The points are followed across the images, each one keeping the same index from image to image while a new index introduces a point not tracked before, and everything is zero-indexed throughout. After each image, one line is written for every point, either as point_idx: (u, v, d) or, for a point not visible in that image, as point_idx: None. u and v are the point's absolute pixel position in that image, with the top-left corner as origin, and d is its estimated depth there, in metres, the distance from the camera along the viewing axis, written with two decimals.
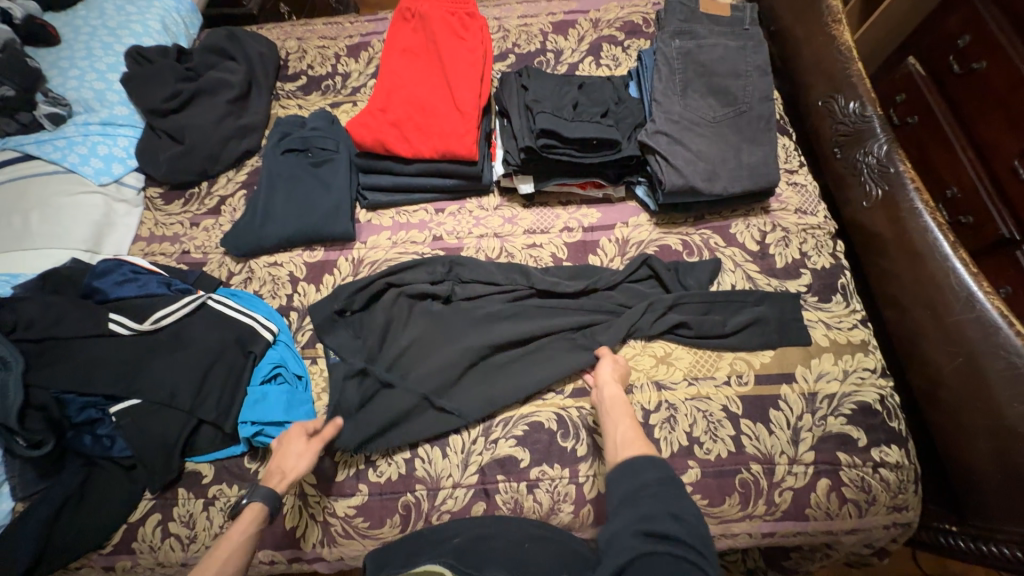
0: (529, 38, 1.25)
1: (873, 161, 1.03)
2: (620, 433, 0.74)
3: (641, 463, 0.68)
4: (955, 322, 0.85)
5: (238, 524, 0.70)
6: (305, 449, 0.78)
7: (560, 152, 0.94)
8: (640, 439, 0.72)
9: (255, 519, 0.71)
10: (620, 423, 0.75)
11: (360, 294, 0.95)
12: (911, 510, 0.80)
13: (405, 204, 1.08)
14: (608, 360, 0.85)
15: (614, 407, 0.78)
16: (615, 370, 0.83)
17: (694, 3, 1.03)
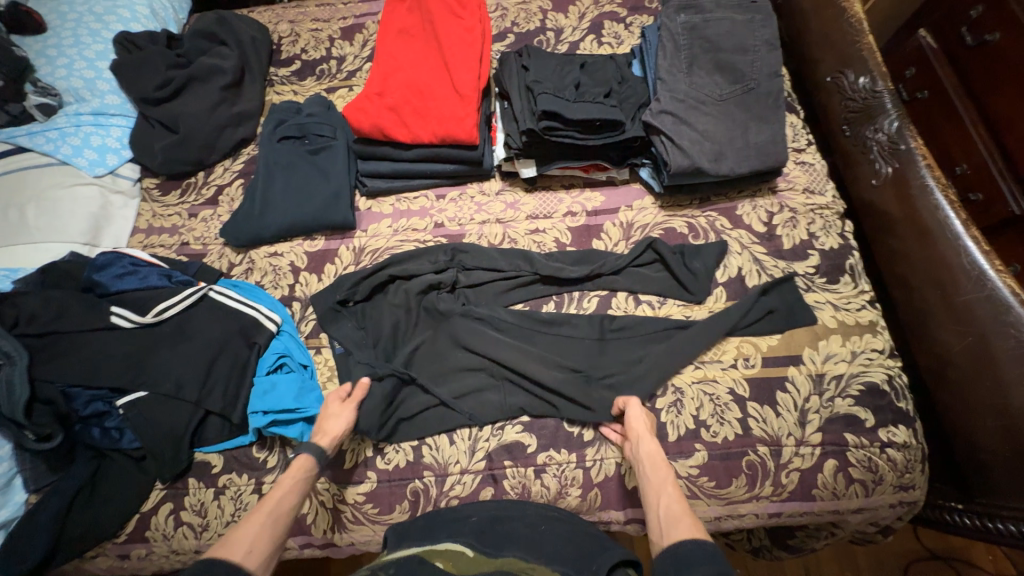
0: (528, 17, 1.22)
1: (883, 138, 1.00)
2: (664, 510, 0.68)
3: (688, 546, 0.61)
4: (964, 302, 0.84)
5: (287, 476, 0.73)
6: (343, 411, 0.81)
7: (562, 134, 0.92)
8: (688, 518, 0.66)
9: (304, 470, 0.74)
10: (661, 501, 0.70)
11: (363, 284, 0.95)
12: (917, 489, 0.80)
13: (405, 191, 1.06)
14: (638, 409, 0.79)
15: (649, 466, 0.74)
16: (642, 417, 0.78)
17: None
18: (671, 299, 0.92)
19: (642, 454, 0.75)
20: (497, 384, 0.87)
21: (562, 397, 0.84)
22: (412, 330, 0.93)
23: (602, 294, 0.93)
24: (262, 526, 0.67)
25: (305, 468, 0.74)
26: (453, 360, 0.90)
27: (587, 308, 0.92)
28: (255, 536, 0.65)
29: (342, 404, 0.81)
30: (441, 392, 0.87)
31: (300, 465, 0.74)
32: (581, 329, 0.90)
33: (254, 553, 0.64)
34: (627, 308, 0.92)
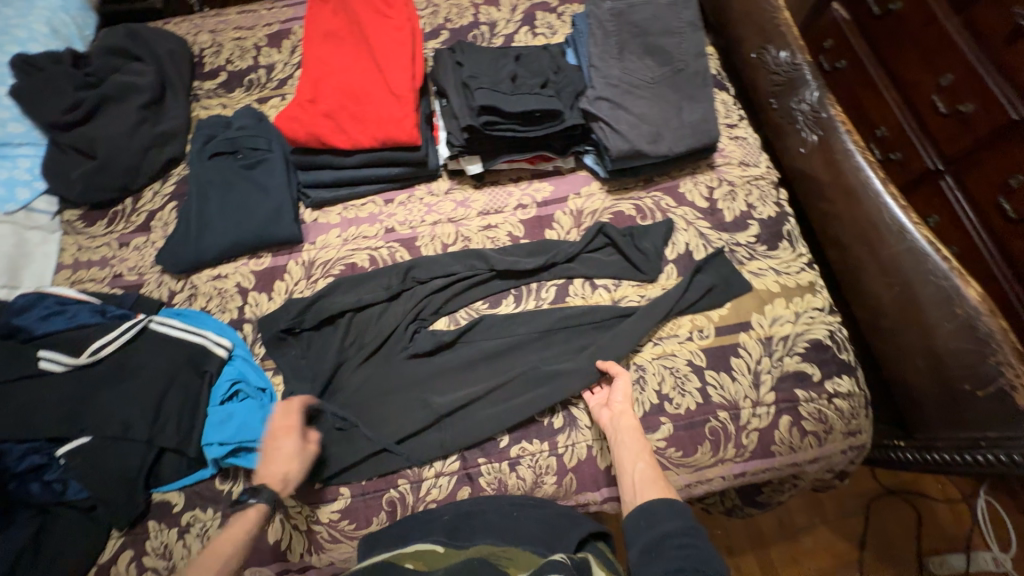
0: (460, 12, 1.22)
1: (807, 108, 1.06)
2: (634, 477, 0.74)
3: (661, 504, 0.70)
4: (891, 254, 0.90)
5: (241, 525, 0.71)
6: (302, 456, 0.77)
7: (503, 128, 0.91)
8: (660, 482, 0.73)
9: (260, 518, 0.72)
10: (640, 464, 0.75)
11: (310, 312, 0.92)
12: (864, 433, 0.86)
13: (351, 199, 1.04)
14: (627, 384, 0.83)
15: (627, 434, 0.78)
16: (628, 394, 0.82)
17: None
18: (626, 281, 0.94)
19: (623, 423, 0.79)
20: (438, 423, 0.85)
21: (502, 425, 0.83)
22: (356, 366, 0.90)
23: (558, 283, 0.94)
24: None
25: (256, 518, 0.71)
26: (393, 401, 0.86)
27: (545, 298, 0.93)
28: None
29: (302, 447, 0.78)
30: (383, 436, 0.83)
31: (252, 513, 0.71)
32: (525, 336, 0.90)
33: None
34: (585, 293, 0.93)
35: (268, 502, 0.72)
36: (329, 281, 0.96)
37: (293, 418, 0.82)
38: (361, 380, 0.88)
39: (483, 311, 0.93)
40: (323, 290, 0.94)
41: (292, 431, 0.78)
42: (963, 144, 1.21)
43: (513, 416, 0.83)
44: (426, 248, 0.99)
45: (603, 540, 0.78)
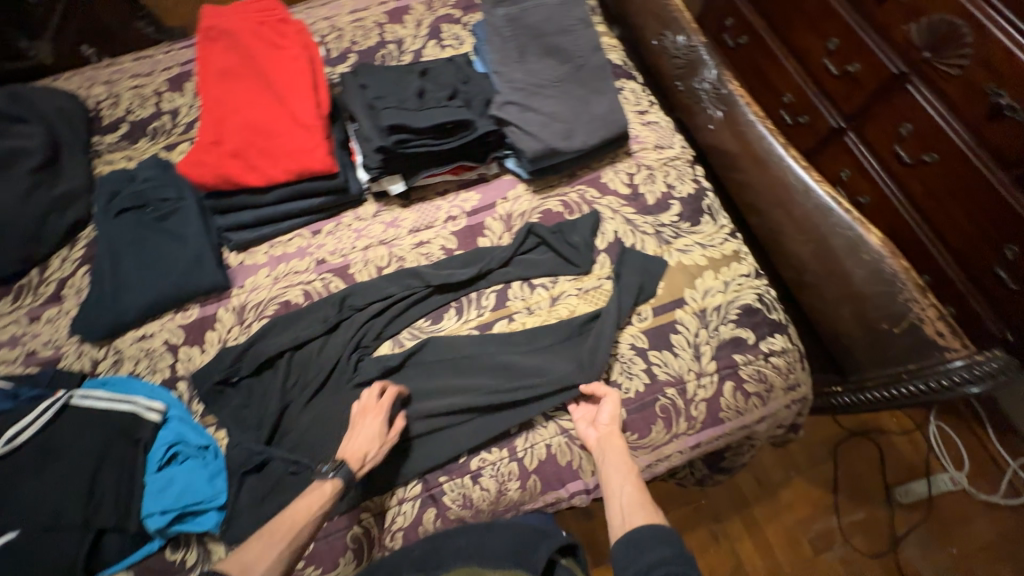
0: (365, 33, 1.22)
1: (709, 87, 1.12)
2: (623, 501, 0.75)
3: (647, 530, 0.69)
4: (803, 213, 0.96)
5: (315, 499, 0.72)
6: (382, 441, 0.78)
7: (418, 144, 0.91)
8: (646, 505, 0.74)
9: (332, 496, 0.73)
10: (627, 487, 0.76)
11: (247, 359, 0.89)
12: (803, 385, 0.91)
13: (276, 236, 1.01)
14: (614, 404, 0.83)
15: (613, 456, 0.79)
16: (615, 416, 0.82)
17: None
18: (562, 276, 0.95)
19: (611, 446, 0.80)
20: (394, 449, 0.83)
21: (463, 448, 0.82)
22: (304, 405, 0.87)
23: (497, 289, 0.95)
24: (275, 555, 0.68)
25: (330, 494, 0.73)
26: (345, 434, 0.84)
27: (487, 306, 0.94)
28: (260, 561, 0.67)
29: (385, 434, 0.79)
30: None
31: (328, 488, 0.73)
32: (471, 346, 0.90)
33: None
34: (524, 295, 0.94)
35: (344, 480, 0.73)
36: (263, 323, 0.93)
37: (244, 470, 0.81)
38: (308, 419, 0.85)
39: (426, 328, 0.92)
40: (258, 334, 0.91)
41: (377, 414, 0.79)
42: (857, 101, 1.31)
43: (473, 434, 0.83)
44: (360, 274, 0.98)
45: (570, 556, 0.79)
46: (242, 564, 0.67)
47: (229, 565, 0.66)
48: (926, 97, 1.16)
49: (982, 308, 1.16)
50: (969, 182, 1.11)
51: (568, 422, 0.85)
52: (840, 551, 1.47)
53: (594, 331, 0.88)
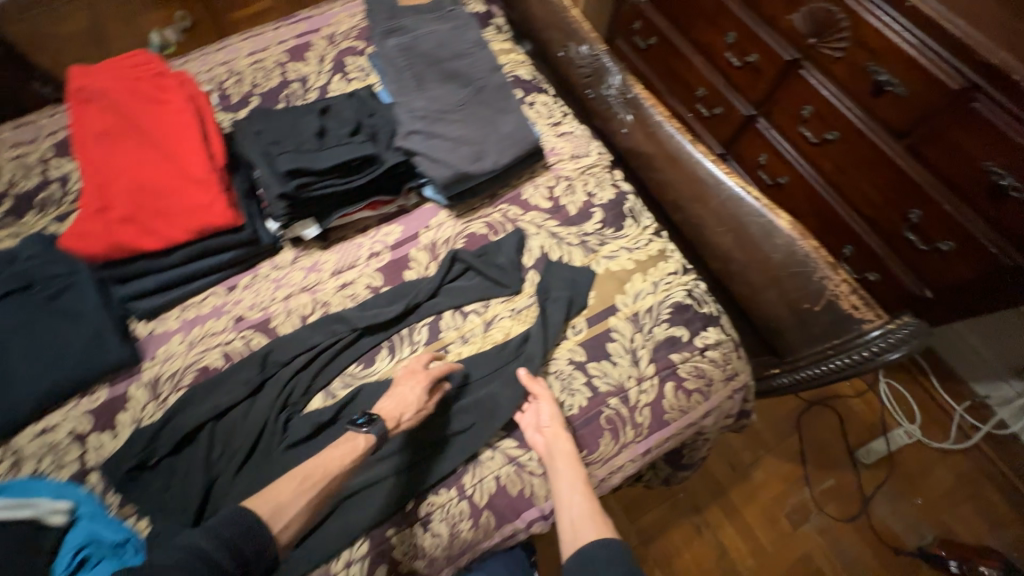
0: (266, 75, 1.18)
1: (615, 92, 1.15)
2: (572, 513, 0.73)
3: (597, 547, 0.68)
4: (718, 205, 0.99)
5: (352, 447, 0.74)
6: (419, 407, 0.80)
7: (323, 185, 0.88)
8: (597, 517, 0.72)
9: (366, 449, 0.75)
10: (577, 497, 0.74)
11: (164, 437, 0.82)
12: (742, 373, 0.92)
13: (187, 298, 0.94)
14: (552, 409, 0.82)
15: (561, 459, 0.78)
16: (556, 414, 0.82)
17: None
18: (494, 299, 0.93)
19: (558, 447, 0.79)
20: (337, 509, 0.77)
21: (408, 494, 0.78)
22: (233, 477, 0.80)
23: (429, 321, 0.92)
24: (307, 502, 0.68)
25: (361, 449, 0.74)
26: None
27: (419, 341, 0.90)
28: (292, 504, 0.67)
29: (424, 400, 0.80)
30: None
31: (360, 442, 0.75)
32: None
33: (289, 527, 0.67)
34: (457, 324, 0.92)
35: (378, 436, 0.75)
36: (180, 394, 0.86)
37: None
38: (240, 492, 0.78)
39: (359, 374, 0.88)
40: (175, 407, 0.84)
41: (421, 381, 0.81)
42: (761, 89, 1.37)
43: (418, 480, 0.79)
44: (282, 326, 0.92)
45: None
46: (276, 503, 0.67)
47: (261, 502, 0.66)
48: (819, 80, 1.22)
49: (899, 269, 1.24)
50: (869, 154, 1.18)
51: (515, 449, 0.83)
52: (817, 521, 1.49)
53: (529, 346, 0.88)
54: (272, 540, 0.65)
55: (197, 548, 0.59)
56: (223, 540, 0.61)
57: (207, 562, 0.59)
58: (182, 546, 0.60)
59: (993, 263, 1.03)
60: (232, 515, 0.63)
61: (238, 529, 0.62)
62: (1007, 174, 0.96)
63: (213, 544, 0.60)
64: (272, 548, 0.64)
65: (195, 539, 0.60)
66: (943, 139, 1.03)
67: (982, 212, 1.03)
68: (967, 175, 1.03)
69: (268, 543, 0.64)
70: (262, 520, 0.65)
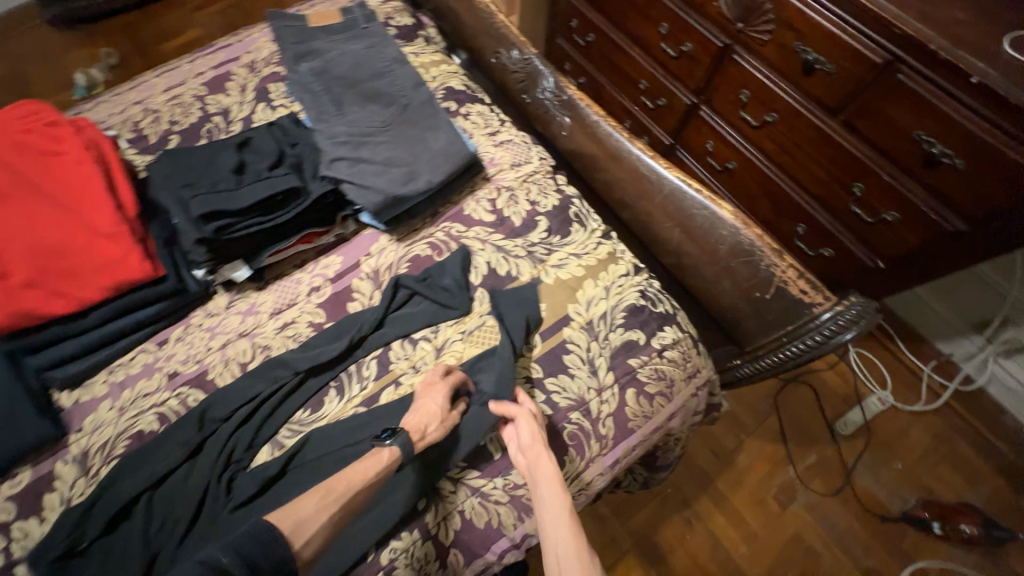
0: (185, 110, 1.12)
1: (551, 95, 1.13)
2: (557, 553, 0.65)
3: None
4: (662, 200, 0.98)
5: (376, 464, 0.71)
6: (443, 419, 0.77)
7: (244, 227, 0.83)
8: (583, 559, 0.64)
9: (391, 463, 0.71)
10: (562, 532, 0.67)
11: (96, 516, 0.74)
12: (703, 370, 0.90)
13: (112, 359, 0.87)
14: (532, 433, 0.76)
15: (543, 482, 0.72)
16: (536, 434, 0.76)
17: (298, 22, 1.04)
18: (443, 324, 0.90)
19: (540, 470, 0.73)
20: None
21: (369, 543, 0.73)
22: (177, 550, 0.72)
23: (377, 354, 0.88)
24: (329, 518, 0.65)
25: (386, 462, 0.71)
26: None
27: (368, 377, 0.86)
28: (314, 519, 0.64)
29: (448, 411, 0.77)
30: None
31: (385, 455, 0.72)
32: (359, 423, 0.81)
33: (312, 542, 0.63)
34: (407, 353, 0.88)
35: (402, 449, 0.72)
36: (113, 466, 0.79)
37: None
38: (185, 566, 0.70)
39: (307, 420, 0.83)
40: (107, 481, 0.77)
41: (442, 391, 0.78)
42: (700, 77, 1.37)
43: (379, 525, 0.73)
44: (220, 378, 0.87)
45: None
46: (296, 519, 0.63)
47: (281, 517, 0.63)
48: (752, 64, 1.22)
49: (853, 243, 1.24)
50: (809, 133, 1.18)
51: (478, 479, 0.79)
52: (803, 498, 1.45)
53: (491, 363, 0.85)
54: (292, 556, 0.61)
55: (215, 561, 0.56)
56: (243, 555, 0.58)
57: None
58: (200, 559, 0.57)
59: (936, 228, 1.05)
60: (254, 528, 0.60)
61: (255, 543, 0.59)
62: (937, 142, 0.97)
63: (233, 560, 0.57)
64: (290, 565, 0.60)
65: (214, 552, 0.57)
66: (875, 113, 1.04)
67: (920, 181, 1.04)
68: (902, 147, 1.04)
69: (286, 558, 0.60)
70: (283, 535, 0.61)
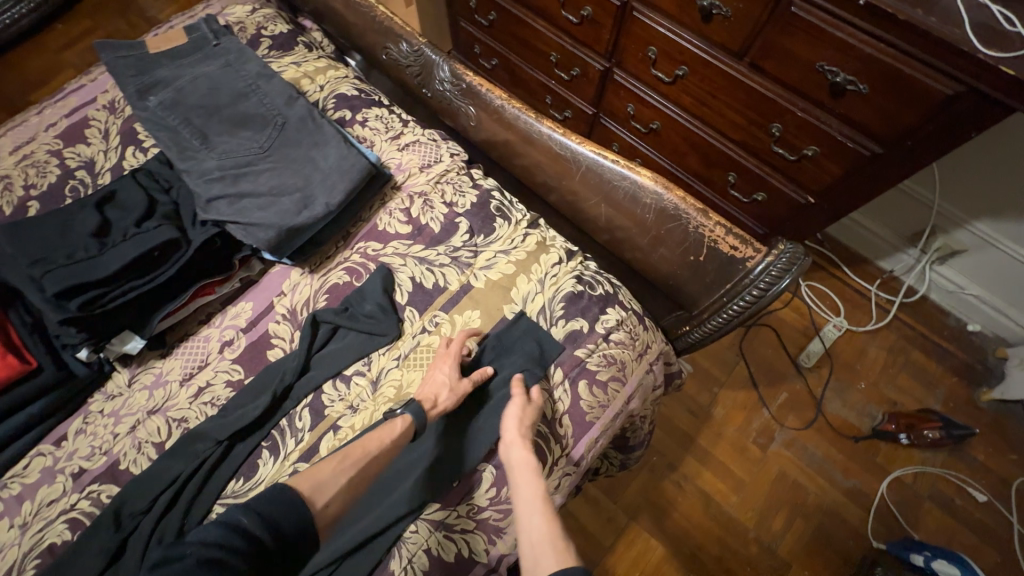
0: (40, 169, 0.97)
1: (450, 86, 1.06)
2: (528, 536, 0.63)
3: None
4: (582, 176, 0.94)
5: (390, 433, 0.72)
6: (453, 387, 0.77)
7: (118, 294, 0.76)
8: (558, 544, 0.61)
9: (406, 428, 0.73)
10: (536, 518, 0.64)
11: None
12: (653, 345, 0.87)
13: (3, 473, 0.75)
14: (514, 420, 0.74)
15: (519, 470, 0.69)
16: (522, 417, 0.74)
17: (136, 52, 0.93)
18: (375, 353, 0.83)
19: (516, 457, 0.71)
20: None
21: None
22: None
23: (309, 402, 0.80)
24: (347, 480, 0.68)
25: (401, 429, 0.73)
26: None
27: (303, 428, 0.78)
28: (332, 483, 0.68)
29: (459, 380, 0.77)
30: None
31: (399, 423, 0.73)
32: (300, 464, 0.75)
33: (331, 503, 0.67)
34: (341, 393, 0.80)
35: (414, 416, 0.73)
36: None
37: None
38: None
39: (241, 490, 0.74)
40: None
41: (453, 361, 0.78)
42: (606, 40, 1.32)
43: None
44: (134, 466, 0.76)
45: None
46: (316, 481, 0.67)
47: (301, 481, 0.67)
48: (652, 19, 1.18)
49: (783, 183, 1.23)
50: (720, 81, 1.16)
51: (438, 512, 0.72)
52: (781, 437, 1.47)
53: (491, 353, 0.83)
54: (314, 516, 0.66)
55: (234, 522, 0.62)
56: (265, 518, 0.63)
57: (245, 536, 0.61)
58: (222, 519, 0.62)
59: (855, 156, 1.05)
60: (277, 494, 0.65)
61: (279, 507, 0.64)
62: (839, 70, 0.96)
63: (252, 519, 0.62)
64: (313, 525, 0.66)
65: (235, 515, 0.62)
66: (777, 50, 1.02)
67: (832, 111, 1.03)
68: (808, 80, 1.02)
69: (307, 518, 0.65)
70: (303, 498, 0.66)
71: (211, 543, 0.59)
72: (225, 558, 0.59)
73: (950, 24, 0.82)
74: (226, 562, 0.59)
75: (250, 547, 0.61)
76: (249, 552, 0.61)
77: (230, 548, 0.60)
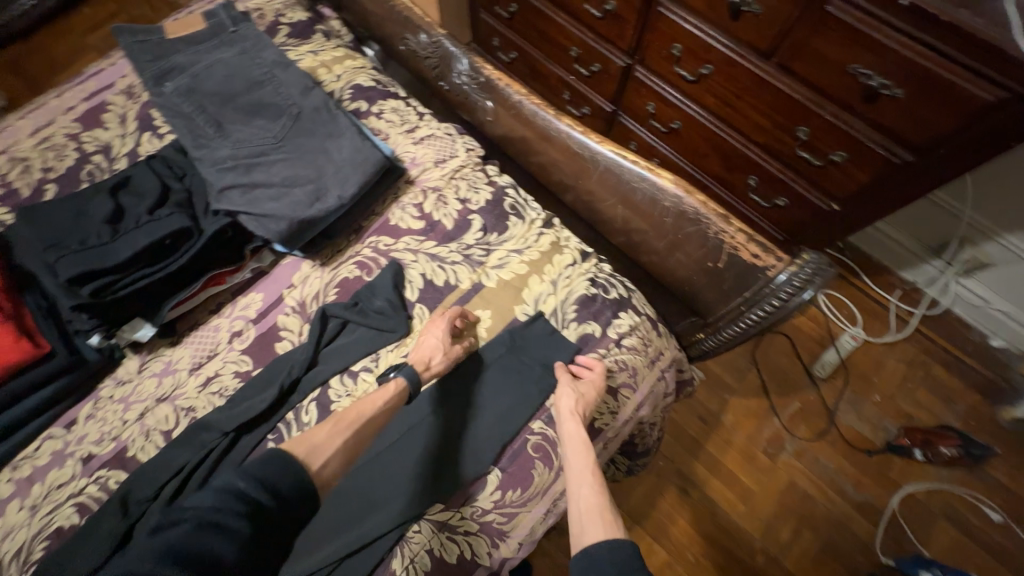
0: (58, 153, 0.97)
1: (468, 79, 1.04)
2: (579, 504, 0.67)
3: (601, 557, 0.62)
4: (599, 176, 0.91)
5: (387, 396, 0.74)
6: (446, 351, 0.78)
7: (130, 281, 0.76)
8: (605, 513, 0.66)
9: (399, 394, 0.75)
10: (585, 488, 0.68)
11: None
12: (666, 352, 0.85)
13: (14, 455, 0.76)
14: (563, 396, 0.75)
15: (571, 448, 0.72)
16: (578, 401, 0.74)
17: (153, 36, 0.92)
18: (383, 350, 0.82)
19: (567, 433, 0.73)
20: None
21: None
22: None
23: (316, 396, 0.79)
24: (342, 439, 0.70)
25: (395, 392, 0.75)
26: None
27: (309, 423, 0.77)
28: (327, 445, 0.69)
29: (451, 350, 0.78)
30: None
31: (394, 385, 0.75)
32: None
33: (328, 463, 0.69)
34: (348, 389, 0.79)
35: (408, 380, 0.75)
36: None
37: None
38: None
39: None
40: None
41: (444, 328, 0.80)
42: (630, 36, 1.28)
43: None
44: (142, 454, 0.76)
45: None
46: (310, 445, 0.69)
47: (296, 445, 0.68)
48: (680, 16, 1.14)
49: (806, 189, 1.19)
50: (746, 81, 1.12)
51: (442, 513, 0.72)
52: (792, 446, 1.44)
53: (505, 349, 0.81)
54: (311, 476, 0.67)
55: (234, 489, 0.63)
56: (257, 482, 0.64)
57: (244, 500, 0.62)
58: (222, 486, 0.63)
59: (884, 163, 1.01)
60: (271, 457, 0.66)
61: (275, 473, 0.65)
62: (873, 74, 0.92)
63: (250, 484, 0.63)
64: (310, 483, 0.67)
65: (232, 481, 0.63)
66: (808, 51, 0.98)
67: (863, 116, 0.99)
68: (840, 84, 0.98)
69: (305, 478, 0.67)
70: (298, 460, 0.67)
71: (210, 508, 0.60)
72: (222, 520, 0.60)
73: (998, 26, 0.78)
74: (223, 524, 0.59)
75: (250, 512, 0.62)
76: (251, 515, 0.62)
77: (227, 517, 0.61)
